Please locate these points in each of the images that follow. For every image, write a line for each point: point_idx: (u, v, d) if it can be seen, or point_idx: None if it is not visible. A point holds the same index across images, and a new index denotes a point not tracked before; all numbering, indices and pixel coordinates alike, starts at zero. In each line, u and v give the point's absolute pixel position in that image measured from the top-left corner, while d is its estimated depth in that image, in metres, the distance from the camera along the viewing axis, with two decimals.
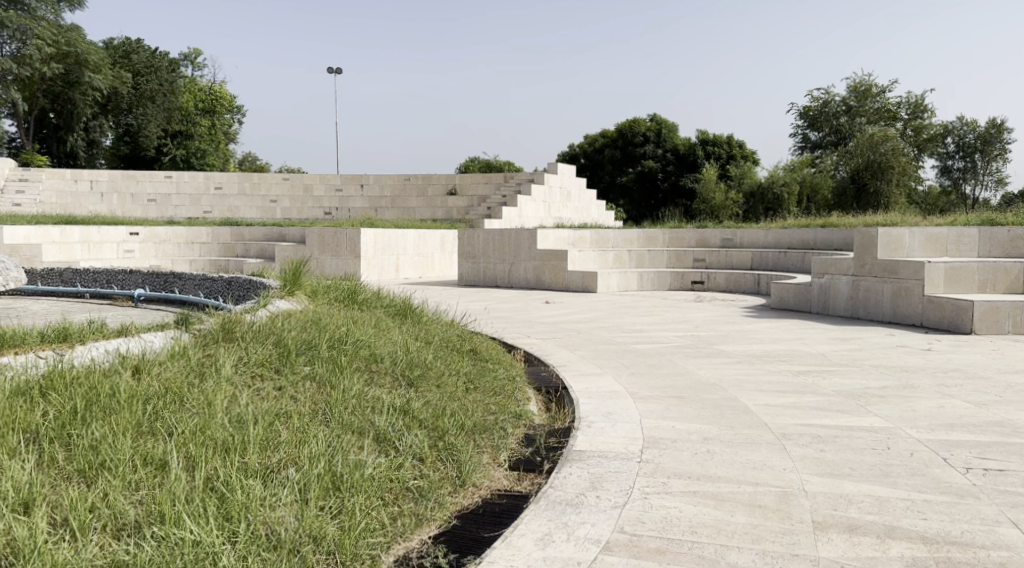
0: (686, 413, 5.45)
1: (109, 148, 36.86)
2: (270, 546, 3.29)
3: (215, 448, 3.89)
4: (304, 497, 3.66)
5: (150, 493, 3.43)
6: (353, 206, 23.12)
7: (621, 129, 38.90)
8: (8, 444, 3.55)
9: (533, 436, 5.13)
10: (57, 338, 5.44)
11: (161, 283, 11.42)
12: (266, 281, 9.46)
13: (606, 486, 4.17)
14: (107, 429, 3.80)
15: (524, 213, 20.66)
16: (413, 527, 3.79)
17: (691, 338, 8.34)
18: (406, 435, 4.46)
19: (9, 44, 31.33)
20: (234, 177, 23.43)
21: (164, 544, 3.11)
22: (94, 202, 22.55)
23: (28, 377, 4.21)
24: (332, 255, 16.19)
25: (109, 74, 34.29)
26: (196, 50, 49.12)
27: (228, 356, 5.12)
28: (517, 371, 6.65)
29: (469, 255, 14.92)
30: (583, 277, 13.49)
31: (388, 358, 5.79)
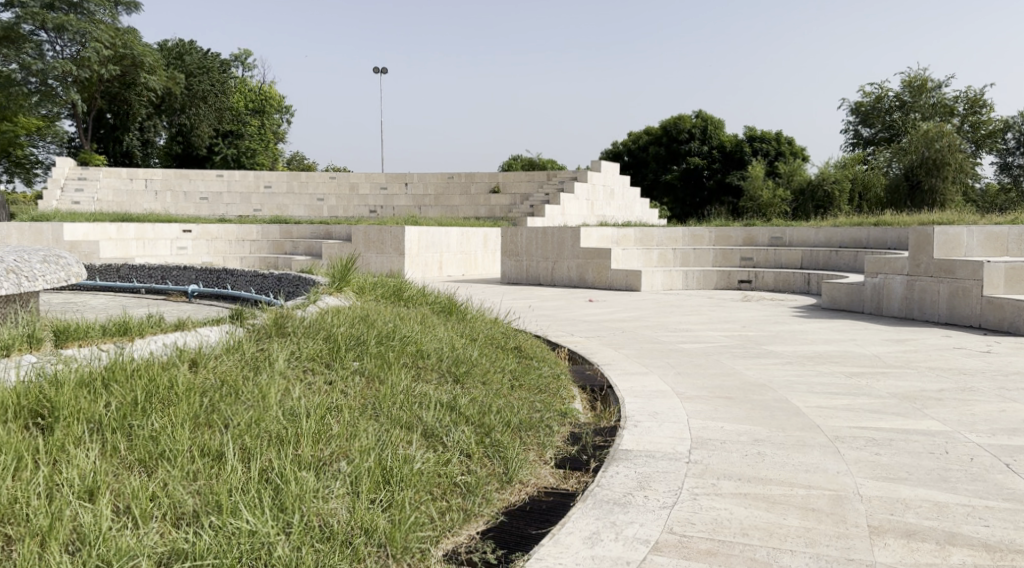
0: (734, 414, 5.39)
1: (163, 148, 37.77)
2: (323, 537, 3.35)
3: (270, 440, 3.97)
4: (355, 489, 3.72)
5: (208, 483, 3.50)
6: (398, 204, 23.32)
7: (666, 126, 38.48)
8: (74, 434, 3.65)
9: (579, 434, 5.12)
10: (117, 331, 5.59)
11: (213, 279, 11.67)
12: (315, 278, 9.62)
13: (655, 486, 4.14)
14: (166, 420, 3.90)
15: (567, 211, 20.63)
16: (461, 522, 3.82)
17: (738, 338, 8.25)
18: (454, 432, 4.49)
19: (70, 47, 32.33)
20: (282, 175, 23.80)
21: (222, 533, 3.18)
22: (149, 200, 23.17)
23: (90, 369, 4.32)
24: (377, 252, 16.34)
25: (163, 75, 35.15)
26: (246, 50, 49.96)
27: (280, 350, 5.22)
28: (562, 369, 6.63)
29: (512, 253, 14.95)
30: (628, 275, 13.41)
31: (434, 355, 5.84)
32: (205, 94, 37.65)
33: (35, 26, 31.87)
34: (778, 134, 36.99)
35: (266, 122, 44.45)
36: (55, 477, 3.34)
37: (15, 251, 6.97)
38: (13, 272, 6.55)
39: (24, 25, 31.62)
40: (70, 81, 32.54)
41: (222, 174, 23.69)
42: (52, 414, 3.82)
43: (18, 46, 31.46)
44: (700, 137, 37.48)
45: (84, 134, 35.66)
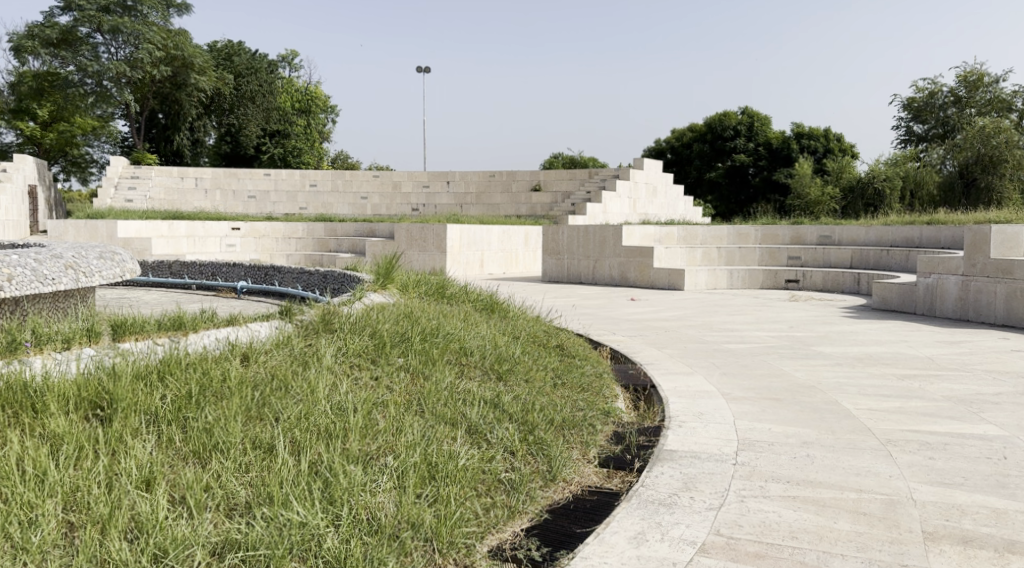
0: (782, 415, 5.32)
1: (212, 147, 38.54)
2: (371, 530, 3.39)
3: (319, 433, 4.03)
4: (402, 483, 3.76)
5: (260, 475, 3.57)
6: (440, 202, 23.44)
7: (710, 123, 38.07)
8: (131, 425, 3.75)
9: (622, 433, 5.09)
10: (172, 326, 5.72)
11: (261, 276, 11.86)
12: (358, 275, 9.73)
13: (700, 487, 4.11)
14: (219, 413, 3.98)
15: (610, 209, 20.53)
16: (505, 519, 3.83)
17: (786, 338, 8.13)
18: (498, 429, 4.50)
19: (123, 49, 33.33)
20: (327, 173, 24.00)
21: (273, 524, 3.24)
22: (199, 198, 23.69)
23: (147, 362, 4.44)
24: (419, 250, 16.45)
25: (213, 75, 35.98)
26: (293, 50, 50.66)
27: (328, 346, 5.29)
28: (605, 368, 6.60)
29: (554, 251, 14.92)
30: (672, 275, 13.30)
31: (477, 352, 5.86)
32: (253, 94, 38.42)
33: (91, 29, 32.81)
34: (827, 131, 36.46)
35: (312, 122, 45.01)
36: (114, 467, 3.43)
37: (74, 247, 7.20)
38: (72, 268, 6.75)
39: (81, 28, 32.60)
40: (123, 83, 33.56)
41: (269, 172, 24.04)
42: (111, 405, 3.93)
43: (76, 49, 32.45)
44: (746, 134, 37.04)
45: (137, 134, 36.57)
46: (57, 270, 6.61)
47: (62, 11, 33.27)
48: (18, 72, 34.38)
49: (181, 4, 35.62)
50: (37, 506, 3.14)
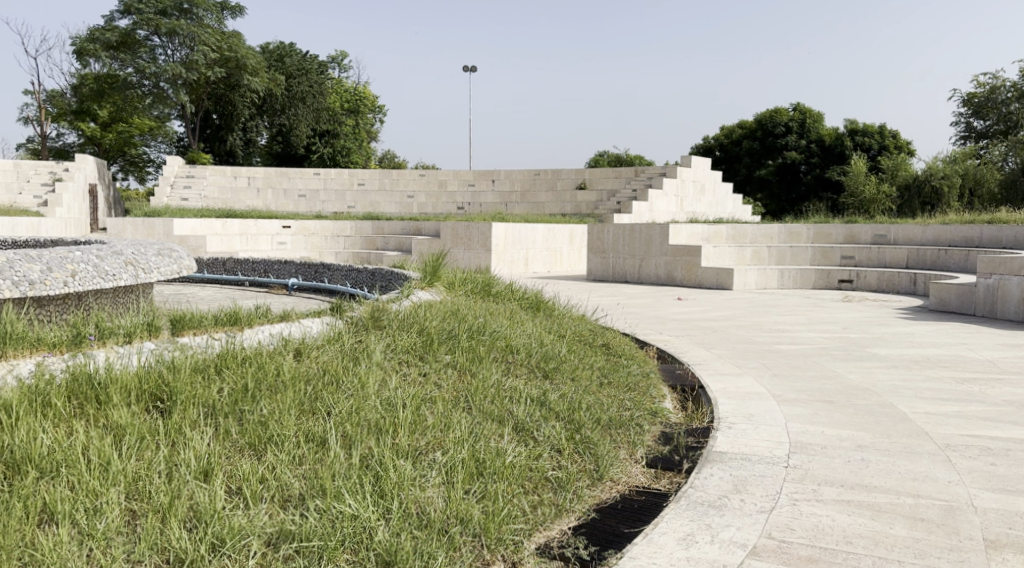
0: (836, 418, 5.22)
1: (265, 147, 39.19)
2: (421, 524, 3.43)
3: (369, 428, 4.09)
4: (451, 478, 3.80)
5: (313, 468, 3.64)
6: (485, 200, 23.48)
7: (761, 120, 37.62)
8: (190, 417, 3.85)
9: (670, 434, 5.05)
10: (227, 321, 5.85)
11: (312, 273, 12.03)
12: (406, 274, 9.80)
13: (751, 489, 4.06)
14: (274, 407, 4.07)
15: (656, 208, 20.37)
16: (553, 517, 3.83)
17: (839, 340, 7.98)
18: (545, 427, 4.51)
19: (180, 51, 34.21)
20: (375, 172, 24.19)
21: (326, 517, 3.30)
22: (251, 197, 24.20)
23: (204, 356, 4.55)
24: (465, 248, 16.53)
25: (265, 76, 36.36)
26: (342, 50, 51.26)
27: (377, 342, 5.35)
28: (652, 368, 6.55)
29: (599, 250, 14.86)
30: (721, 274, 13.14)
31: (524, 350, 5.87)
32: (303, 95, 38.76)
33: (149, 31, 33.63)
34: (882, 127, 35.62)
35: (361, 121, 45.43)
36: (173, 457, 3.52)
37: (134, 245, 7.39)
38: (132, 264, 6.92)
39: (140, 31, 33.47)
40: (180, 84, 34.28)
41: (318, 171, 24.36)
42: (170, 398, 4.03)
43: (134, 51, 33.35)
44: (798, 131, 36.45)
45: (192, 134, 37.31)
46: (118, 267, 6.79)
47: (122, 14, 34.19)
48: (80, 74, 35.43)
49: (235, 6, 36.36)
50: (102, 494, 3.24)
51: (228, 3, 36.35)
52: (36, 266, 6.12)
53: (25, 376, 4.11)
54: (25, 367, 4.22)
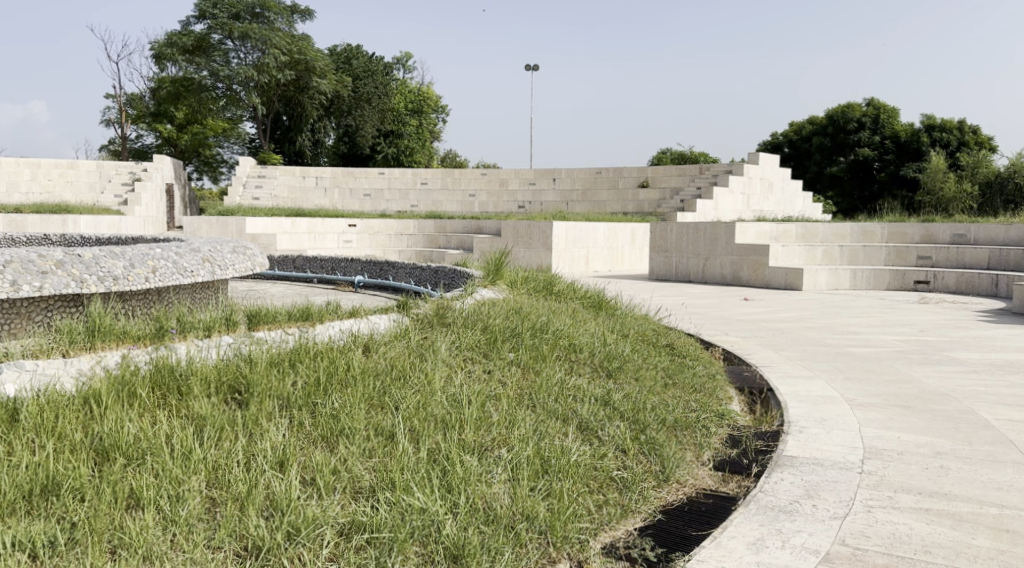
0: (912, 424, 5.07)
1: (332, 147, 39.52)
2: (488, 520, 3.47)
3: (436, 423, 4.15)
4: (516, 475, 3.82)
5: (382, 462, 3.72)
6: (546, 199, 23.46)
7: (832, 115, 36.69)
8: (266, 409, 3.97)
9: (738, 437, 4.97)
10: (300, 317, 5.99)
11: (377, 270, 12.21)
12: (470, 271, 9.85)
13: (823, 495, 3.96)
14: (344, 401, 4.17)
15: (721, 206, 20.05)
16: (619, 517, 3.81)
17: (915, 343, 7.73)
18: (609, 427, 4.49)
19: (252, 54, 35.01)
20: (437, 172, 24.34)
21: (396, 509, 3.37)
22: (319, 196, 24.86)
23: (279, 351, 4.68)
24: (526, 247, 16.57)
25: (333, 78, 37.02)
26: (407, 52, 51.82)
27: (443, 339, 5.40)
28: (718, 369, 6.45)
29: (662, 249, 14.72)
30: (789, 274, 12.86)
31: (587, 349, 5.85)
32: (369, 96, 39.21)
33: (223, 35, 34.70)
34: (961, 122, 34.43)
35: (425, 122, 45.85)
36: (251, 448, 3.63)
37: (210, 242, 7.61)
38: (209, 261, 7.14)
39: (214, 35, 34.63)
40: (252, 86, 35.15)
41: (383, 171, 24.69)
42: (248, 390, 4.16)
43: (208, 55, 34.46)
44: (871, 126, 35.55)
45: (263, 135, 38.23)
46: (196, 263, 7.01)
47: (197, 19, 35.37)
48: (158, 78, 36.74)
49: (304, 9, 37.09)
50: (184, 482, 3.35)
51: (298, 7, 37.18)
52: (120, 262, 6.35)
53: (112, 367, 4.28)
54: (112, 359, 4.40)
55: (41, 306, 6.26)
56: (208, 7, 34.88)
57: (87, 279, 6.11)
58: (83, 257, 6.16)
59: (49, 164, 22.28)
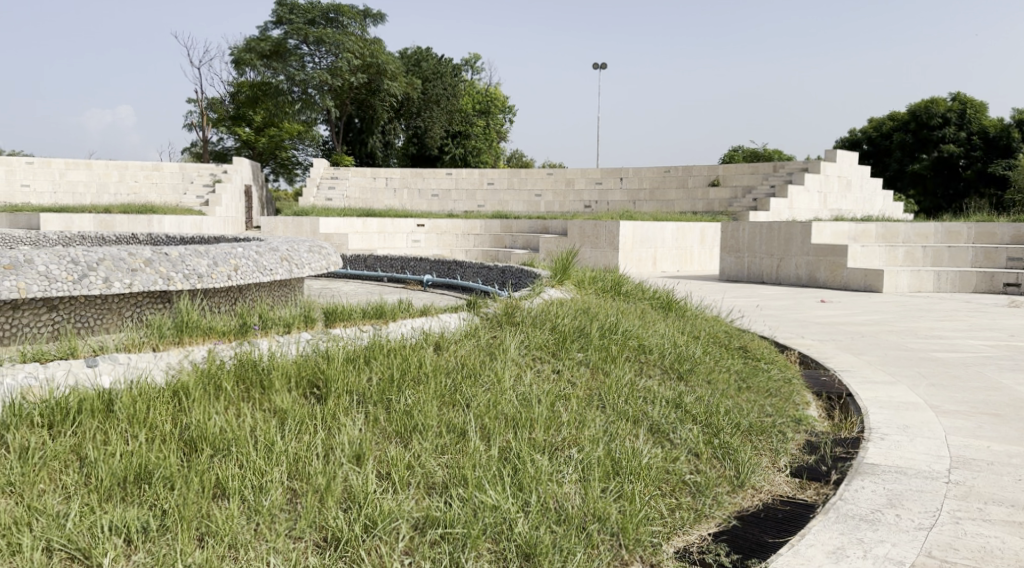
0: (1003, 433, 4.85)
1: (401, 148, 39.99)
2: (560, 519, 3.47)
3: (507, 421, 4.17)
4: (587, 476, 3.81)
5: (454, 458, 3.76)
6: (613, 198, 23.28)
7: (915, 111, 35.44)
8: (343, 404, 4.06)
9: (816, 443, 4.84)
10: (373, 315, 6.09)
11: (446, 269, 12.31)
12: (537, 271, 9.84)
13: (908, 505, 3.83)
14: (417, 397, 4.22)
15: (796, 205, 19.57)
16: (692, 522, 3.75)
17: (1005, 348, 7.39)
18: (682, 430, 4.43)
19: (326, 58, 35.97)
20: (504, 171, 24.40)
21: (469, 506, 3.40)
22: (389, 196, 25.23)
23: (353, 348, 4.76)
24: (593, 246, 16.50)
25: (404, 81, 37.55)
26: (475, 53, 52.15)
27: (513, 338, 5.41)
28: (794, 373, 6.28)
29: (734, 249, 14.49)
30: (868, 276, 12.47)
31: (657, 351, 5.78)
32: (438, 98, 39.56)
33: (299, 40, 35.73)
34: None
35: (492, 122, 46.02)
36: (329, 442, 3.72)
37: (287, 241, 7.80)
38: (286, 260, 7.32)
39: (290, 40, 35.70)
40: (325, 90, 36.05)
41: (451, 171, 24.91)
42: (325, 385, 4.26)
43: (285, 60, 35.61)
44: (958, 122, 34.18)
45: (335, 137, 39.19)
46: (274, 262, 7.19)
47: (275, 24, 36.36)
48: (237, 82, 37.87)
49: (376, 13, 37.76)
50: (267, 473, 3.44)
51: (370, 11, 37.87)
52: (204, 260, 6.55)
53: (198, 361, 4.42)
54: (198, 353, 4.55)
55: (131, 303, 6.52)
56: (285, 14, 35.90)
57: (173, 276, 6.32)
58: (169, 255, 6.38)
59: (135, 166, 23.18)
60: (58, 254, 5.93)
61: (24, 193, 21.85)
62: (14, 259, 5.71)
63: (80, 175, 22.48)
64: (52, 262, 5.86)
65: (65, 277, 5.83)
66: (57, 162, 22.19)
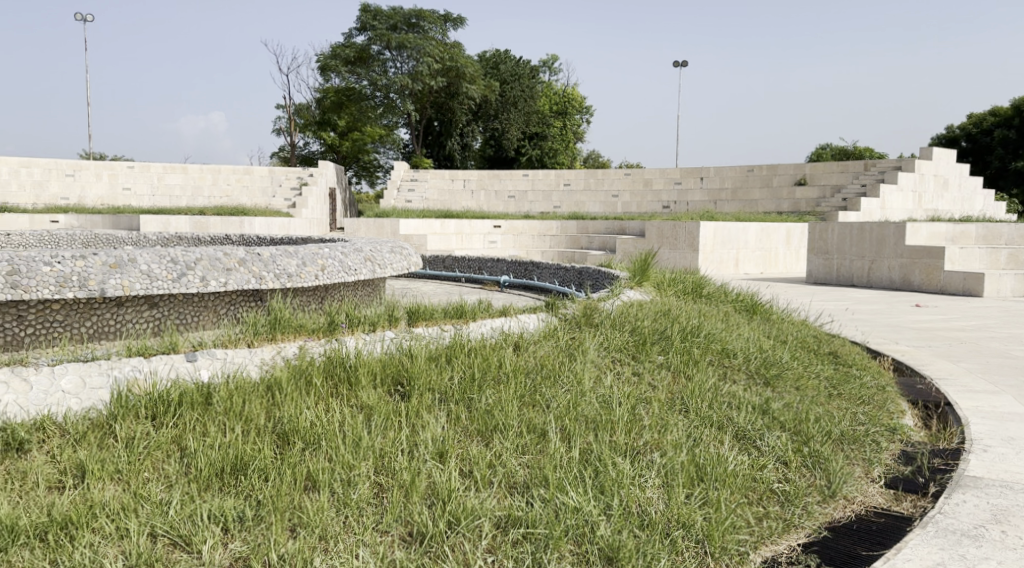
0: None
1: (478, 150, 40.23)
2: (643, 524, 3.42)
3: (587, 423, 4.14)
4: (670, 481, 3.74)
5: (535, 459, 3.75)
6: (693, 199, 22.86)
7: (1018, 105, 33.87)
8: (426, 402, 4.11)
9: (912, 453, 4.62)
10: (454, 315, 6.13)
11: (522, 270, 12.35)
12: (614, 273, 9.74)
13: (1015, 521, 3.62)
14: (498, 397, 4.23)
15: (888, 205, 18.84)
16: (781, 531, 3.64)
17: None
18: (769, 436, 4.32)
19: (407, 63, 36.58)
20: (581, 172, 24.24)
21: (550, 507, 3.39)
22: (467, 198, 25.41)
23: (435, 346, 4.81)
24: (672, 248, 16.26)
25: (482, 83, 37.83)
26: (553, 54, 52.02)
27: (592, 340, 5.37)
28: (888, 381, 6.03)
29: (822, 251, 14.08)
30: (968, 279, 11.89)
31: (742, 355, 5.65)
32: (516, 99, 39.64)
33: (382, 46, 36.48)
34: None
35: (570, 123, 45.84)
36: (413, 438, 3.78)
37: (370, 242, 7.95)
38: (370, 261, 7.45)
39: (374, 46, 36.51)
40: (406, 94, 36.68)
41: (528, 172, 24.90)
42: (409, 382, 4.33)
43: (368, 65, 36.42)
44: None
45: (415, 140, 39.85)
46: (359, 263, 7.32)
47: (359, 31, 37.17)
48: (322, 87, 38.83)
49: (456, 17, 38.12)
50: (355, 467, 3.51)
51: (450, 15, 38.24)
52: (294, 260, 6.72)
53: (290, 357, 4.55)
54: (290, 349, 4.67)
55: (227, 301, 6.75)
56: (369, 20, 36.66)
57: (265, 276, 6.51)
58: (261, 256, 6.56)
59: (227, 170, 24.01)
60: (159, 254, 6.19)
61: (125, 197, 22.93)
62: (119, 258, 5.99)
63: (177, 179, 23.47)
64: (154, 262, 6.12)
65: (165, 275, 6.08)
66: (156, 167, 23.19)
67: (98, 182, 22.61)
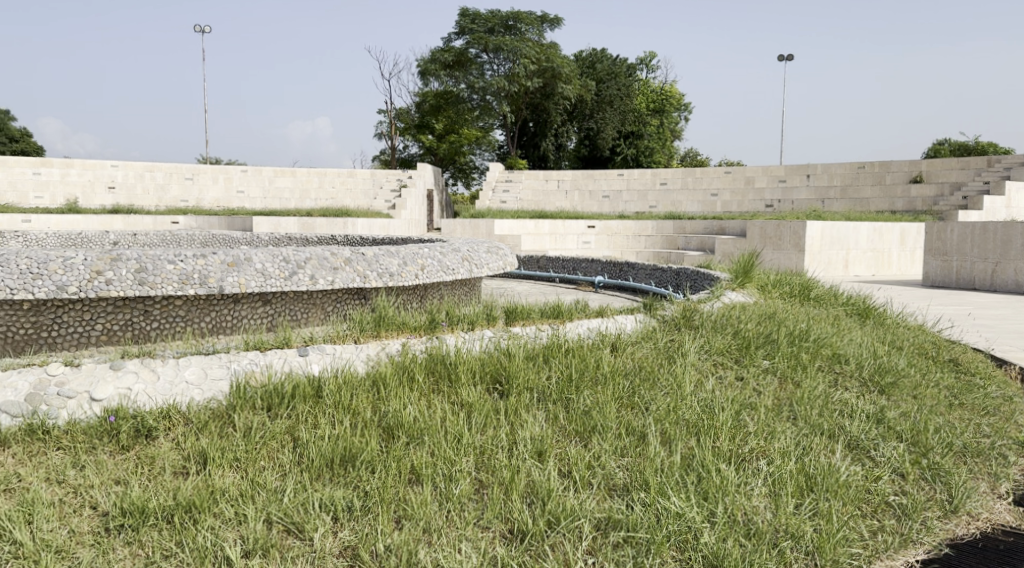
0: None
1: (573, 150, 40.09)
2: (748, 533, 3.31)
3: (688, 427, 4.06)
4: (778, 490, 3.62)
5: (635, 460, 3.70)
6: (798, 197, 22.08)
7: None
8: (525, 402, 4.12)
9: None
10: (552, 315, 6.11)
11: (617, 271, 12.29)
12: (714, 274, 9.54)
13: None
14: (598, 398, 4.20)
15: (1013, 203, 17.74)
16: (898, 546, 3.47)
17: None
18: (885, 447, 4.12)
19: (504, 64, 36.87)
20: (678, 171, 23.79)
21: (652, 510, 3.34)
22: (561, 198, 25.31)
23: (534, 345, 4.81)
24: (775, 248, 15.77)
25: (578, 83, 37.72)
26: (651, 52, 51.22)
27: (692, 342, 5.26)
28: (1016, 391, 5.64)
29: (939, 252, 13.36)
30: None
31: (854, 361, 5.42)
32: (611, 98, 39.23)
33: (480, 49, 36.95)
34: None
35: (667, 121, 45.00)
36: (514, 435, 3.80)
37: (467, 242, 8.01)
38: (467, 261, 7.51)
39: (472, 49, 37.05)
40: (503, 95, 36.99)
41: (623, 172, 24.69)
42: (508, 381, 4.34)
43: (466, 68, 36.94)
44: None
45: (511, 141, 40.11)
46: (456, 262, 7.40)
47: (458, 35, 37.77)
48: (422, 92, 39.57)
49: (553, 18, 38.12)
50: (456, 462, 3.55)
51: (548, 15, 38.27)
52: (395, 260, 6.86)
53: (394, 353, 4.64)
54: (394, 346, 4.77)
55: (333, 299, 6.93)
56: (467, 23, 37.26)
57: (369, 275, 6.67)
58: (366, 255, 6.70)
59: (332, 173, 24.78)
60: (272, 253, 6.44)
61: (238, 199, 23.97)
62: (236, 258, 6.27)
63: (286, 182, 24.38)
64: (268, 261, 6.38)
65: (278, 273, 6.32)
66: (266, 170, 24.15)
67: (213, 185, 23.72)
